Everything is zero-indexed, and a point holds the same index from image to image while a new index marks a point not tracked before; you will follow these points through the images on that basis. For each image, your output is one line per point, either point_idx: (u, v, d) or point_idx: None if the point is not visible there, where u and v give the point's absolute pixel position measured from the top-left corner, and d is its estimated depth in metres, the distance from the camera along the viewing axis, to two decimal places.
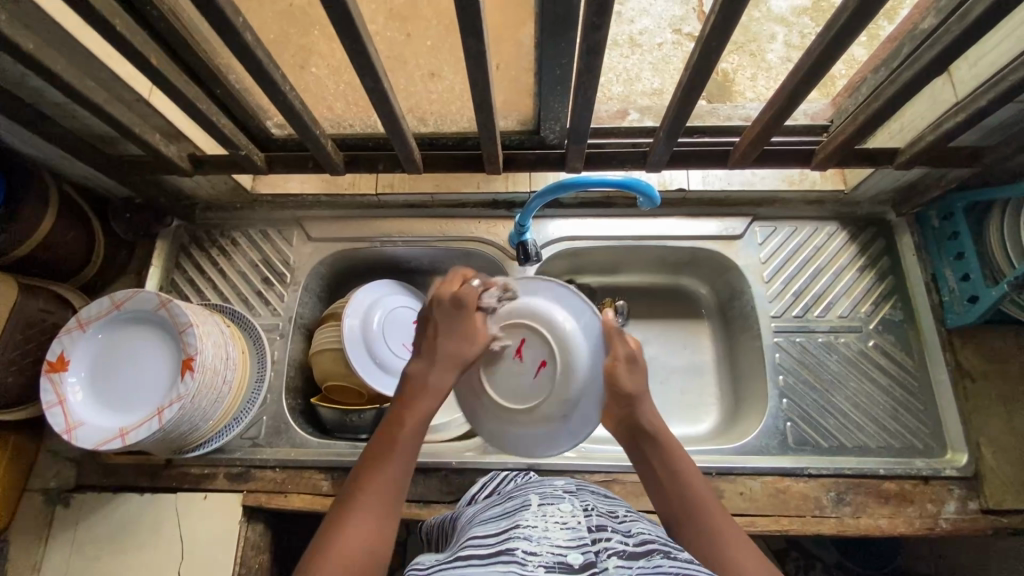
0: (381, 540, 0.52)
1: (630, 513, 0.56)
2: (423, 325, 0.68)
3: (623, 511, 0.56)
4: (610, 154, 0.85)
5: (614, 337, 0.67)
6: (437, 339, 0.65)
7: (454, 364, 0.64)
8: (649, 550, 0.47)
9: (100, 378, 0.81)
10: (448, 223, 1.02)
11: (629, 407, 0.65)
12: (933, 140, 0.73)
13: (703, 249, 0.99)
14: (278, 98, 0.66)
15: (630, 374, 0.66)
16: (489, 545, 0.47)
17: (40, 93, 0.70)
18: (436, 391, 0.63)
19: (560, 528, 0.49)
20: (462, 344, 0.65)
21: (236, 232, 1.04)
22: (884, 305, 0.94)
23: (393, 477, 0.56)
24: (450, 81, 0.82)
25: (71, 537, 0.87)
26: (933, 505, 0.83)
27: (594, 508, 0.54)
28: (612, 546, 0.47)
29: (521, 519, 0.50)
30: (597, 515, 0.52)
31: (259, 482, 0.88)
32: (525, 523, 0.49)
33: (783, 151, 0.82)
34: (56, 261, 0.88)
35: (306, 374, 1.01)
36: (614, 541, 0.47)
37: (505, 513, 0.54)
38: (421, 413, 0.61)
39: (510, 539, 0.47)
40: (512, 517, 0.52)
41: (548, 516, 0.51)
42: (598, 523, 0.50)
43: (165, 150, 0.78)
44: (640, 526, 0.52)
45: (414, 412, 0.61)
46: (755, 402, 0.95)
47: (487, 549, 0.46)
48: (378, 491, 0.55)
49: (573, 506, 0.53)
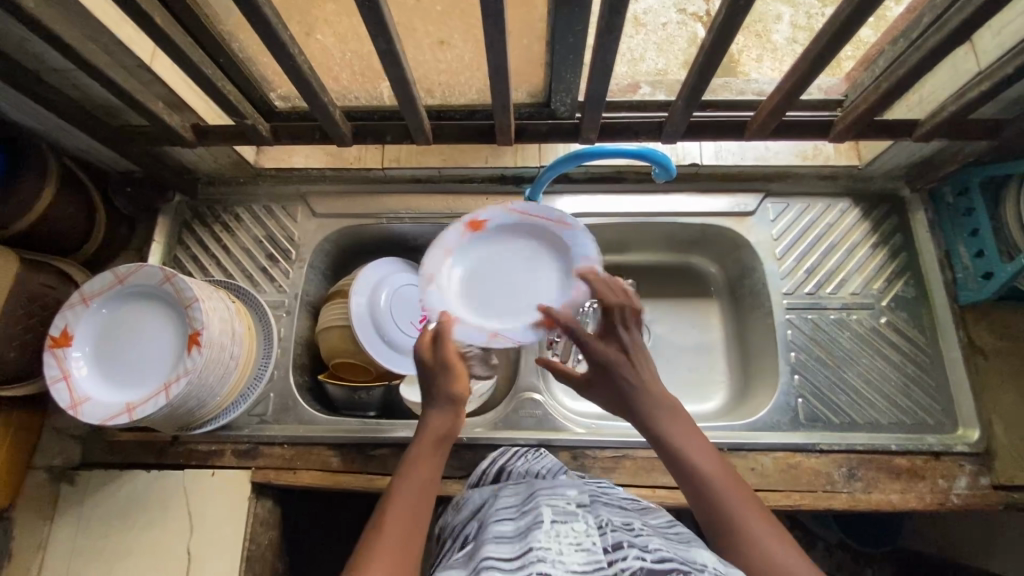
0: None
1: (647, 522, 0.56)
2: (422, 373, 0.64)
3: (638, 523, 0.56)
4: (623, 126, 0.83)
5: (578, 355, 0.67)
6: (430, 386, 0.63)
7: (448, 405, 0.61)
8: (668, 569, 0.47)
9: (104, 354, 0.80)
10: (454, 201, 1.01)
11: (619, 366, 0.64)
12: (955, 111, 0.72)
13: (714, 226, 0.98)
14: (286, 63, 0.64)
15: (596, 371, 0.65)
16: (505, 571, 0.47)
17: (39, 58, 0.68)
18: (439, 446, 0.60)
19: (575, 549, 0.50)
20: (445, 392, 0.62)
21: (239, 207, 1.02)
22: (897, 282, 0.93)
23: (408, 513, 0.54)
24: (459, 50, 0.80)
25: (76, 515, 0.86)
26: (944, 480, 0.83)
27: (609, 522, 0.54)
28: (629, 566, 0.47)
29: (535, 539, 0.51)
30: (613, 531, 0.52)
31: (268, 459, 0.88)
32: (538, 544, 0.50)
33: (799, 123, 0.80)
34: (56, 235, 0.86)
35: (313, 352, 1.00)
36: (632, 558, 0.47)
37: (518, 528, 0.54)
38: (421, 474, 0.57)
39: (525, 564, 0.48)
40: (525, 533, 0.52)
41: (562, 537, 0.51)
42: (614, 541, 0.50)
43: (168, 119, 0.76)
44: (658, 539, 0.52)
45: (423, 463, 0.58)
46: (765, 379, 0.95)
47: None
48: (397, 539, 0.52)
49: (587, 523, 0.52)
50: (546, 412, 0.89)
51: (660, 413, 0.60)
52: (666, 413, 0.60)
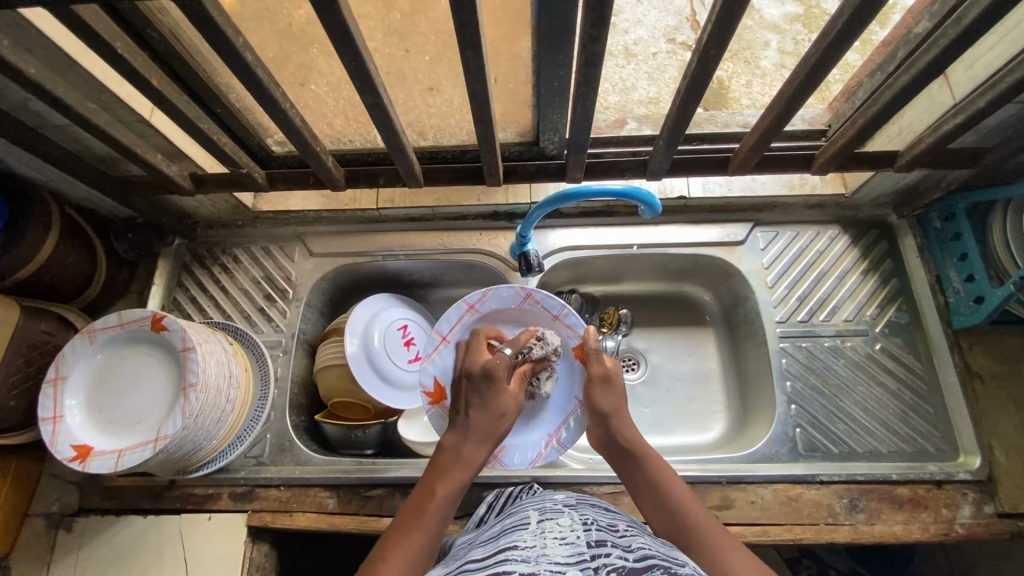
0: None
1: (631, 526, 0.57)
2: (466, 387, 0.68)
3: (624, 525, 0.57)
4: (608, 164, 0.85)
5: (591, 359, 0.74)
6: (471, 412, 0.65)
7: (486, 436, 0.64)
8: (650, 565, 0.46)
9: (97, 421, 0.79)
10: (450, 236, 1.02)
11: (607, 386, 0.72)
12: (932, 142, 0.73)
13: (705, 256, 0.99)
14: (279, 118, 0.67)
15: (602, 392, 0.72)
16: (484, 565, 0.47)
17: (41, 116, 0.71)
18: (472, 461, 0.63)
19: (559, 544, 0.49)
20: (493, 417, 0.65)
21: (237, 249, 1.04)
22: (890, 308, 0.94)
23: (438, 516, 0.58)
24: (449, 95, 0.83)
25: (73, 563, 0.85)
26: (948, 510, 0.82)
27: (594, 521, 0.54)
28: (611, 561, 0.46)
29: (519, 539, 0.51)
30: (597, 530, 0.52)
31: (264, 501, 0.87)
32: (522, 543, 0.50)
33: (782, 156, 0.82)
34: (57, 283, 0.88)
35: (309, 391, 1.01)
36: (614, 556, 0.47)
37: (505, 530, 0.55)
38: (455, 480, 0.61)
39: (505, 558, 0.48)
40: (510, 536, 0.52)
41: (546, 534, 0.51)
42: (597, 538, 0.50)
43: (166, 170, 0.78)
44: (641, 540, 0.52)
45: (442, 483, 0.60)
46: (763, 409, 0.94)
47: (482, 568, 0.47)
48: (424, 532, 0.56)
49: (572, 522, 0.54)
50: None
51: (624, 419, 0.70)
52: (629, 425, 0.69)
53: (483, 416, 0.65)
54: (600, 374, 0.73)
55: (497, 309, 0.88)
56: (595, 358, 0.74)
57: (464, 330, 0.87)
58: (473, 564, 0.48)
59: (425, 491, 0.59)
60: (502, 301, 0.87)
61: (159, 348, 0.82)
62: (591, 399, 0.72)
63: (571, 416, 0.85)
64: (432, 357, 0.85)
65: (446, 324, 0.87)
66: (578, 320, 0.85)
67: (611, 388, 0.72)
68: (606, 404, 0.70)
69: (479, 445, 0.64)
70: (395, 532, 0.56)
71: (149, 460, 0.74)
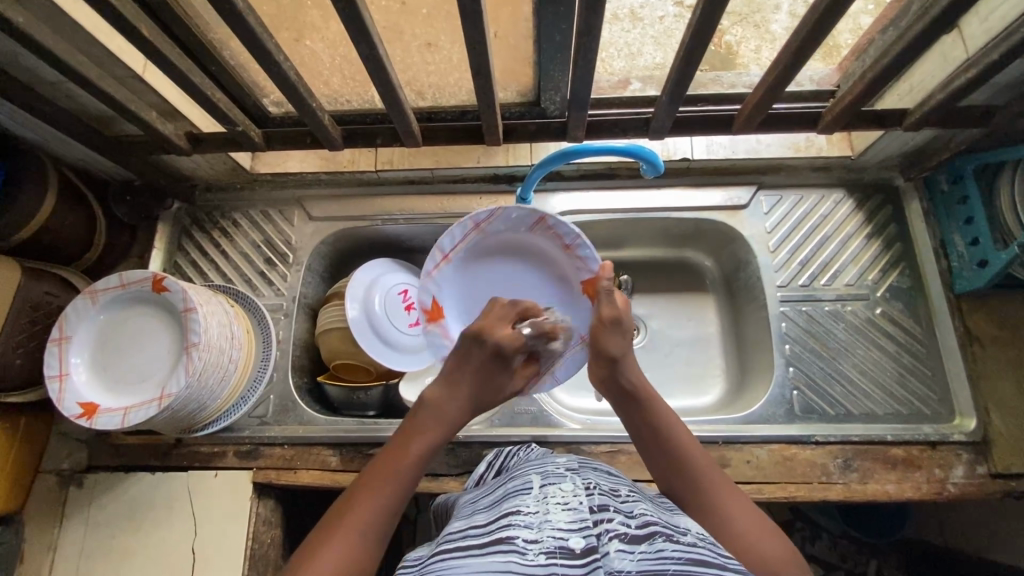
0: (366, 556, 0.50)
1: (634, 490, 0.55)
2: (471, 350, 0.65)
3: (626, 488, 0.55)
4: (610, 122, 0.84)
5: (603, 299, 0.70)
6: (461, 377, 0.64)
7: (471, 407, 0.64)
8: (652, 533, 0.45)
9: (102, 380, 0.80)
10: (448, 200, 1.02)
11: (618, 330, 0.69)
12: (942, 99, 0.71)
13: (707, 220, 0.98)
14: (272, 71, 0.65)
15: (612, 336, 0.68)
16: (482, 534, 0.46)
17: (33, 72, 0.70)
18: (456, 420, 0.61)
19: (562, 508, 0.48)
20: (491, 392, 0.65)
21: (236, 212, 1.03)
22: (892, 272, 0.93)
23: (409, 473, 0.56)
24: (447, 51, 0.80)
25: (84, 516, 0.88)
26: (940, 470, 0.83)
27: (597, 484, 0.52)
28: (613, 528, 0.45)
29: (521, 504, 0.49)
30: (600, 493, 0.50)
31: (269, 459, 0.89)
32: (524, 508, 0.48)
33: (787, 115, 0.80)
34: (57, 244, 0.88)
35: (312, 354, 1.02)
36: (616, 522, 0.46)
37: (504, 495, 0.53)
38: (434, 438, 0.59)
39: (508, 523, 0.47)
40: (511, 500, 0.51)
41: (549, 498, 0.50)
42: (600, 502, 0.49)
43: (161, 129, 0.77)
44: (644, 506, 0.51)
45: (421, 437, 0.59)
46: (761, 371, 0.95)
47: (482, 538, 0.46)
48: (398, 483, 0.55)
49: (574, 484, 0.51)
50: (540, 408, 0.90)
51: (632, 364, 0.68)
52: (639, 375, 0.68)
53: (490, 393, 0.65)
54: (610, 316, 0.70)
55: (506, 230, 0.84)
56: (606, 298, 0.70)
57: (468, 248, 0.85)
58: (473, 531, 0.48)
59: (396, 452, 0.57)
60: (511, 223, 0.83)
61: (154, 311, 0.82)
62: (602, 341, 0.68)
63: (567, 352, 0.82)
64: (432, 276, 0.84)
65: (448, 241, 0.83)
66: (592, 252, 0.80)
67: (623, 330, 0.69)
68: (614, 347, 0.68)
69: (464, 408, 0.63)
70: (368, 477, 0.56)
71: (155, 417, 0.76)
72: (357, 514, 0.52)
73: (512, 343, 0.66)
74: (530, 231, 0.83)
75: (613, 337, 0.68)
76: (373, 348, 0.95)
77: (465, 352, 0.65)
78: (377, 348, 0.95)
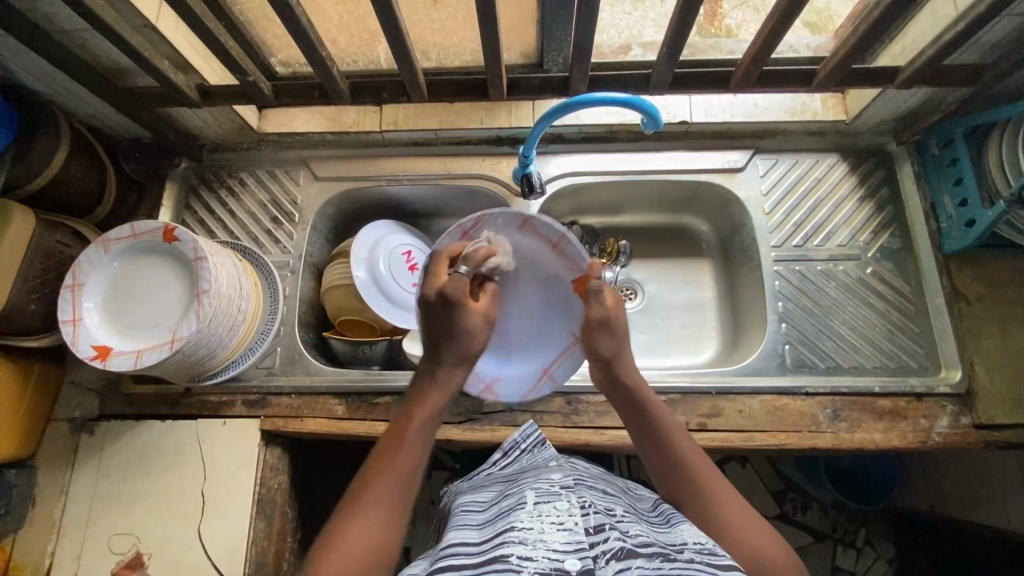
0: (393, 524, 0.55)
1: (628, 511, 0.58)
2: (423, 307, 0.66)
3: (620, 509, 0.57)
4: (611, 78, 0.85)
5: (592, 300, 0.70)
6: (438, 338, 0.65)
7: (460, 359, 0.65)
8: (647, 550, 0.48)
9: (115, 325, 0.82)
10: (452, 161, 1.04)
11: (606, 329, 0.69)
12: (931, 55, 0.74)
13: (705, 183, 1.01)
14: (285, 15, 0.67)
15: (602, 338, 0.69)
16: (480, 552, 0.48)
17: (49, 18, 0.71)
18: (450, 383, 0.65)
19: (557, 530, 0.50)
20: (467, 340, 0.65)
21: (243, 172, 1.05)
22: (883, 234, 0.96)
23: (417, 444, 0.60)
24: (453, 8, 0.82)
25: (96, 462, 0.90)
26: (926, 420, 0.86)
27: (592, 505, 0.55)
28: (610, 546, 0.48)
29: (517, 520, 0.52)
30: (595, 513, 0.53)
31: (276, 408, 0.91)
32: (520, 524, 0.51)
33: (784, 72, 0.83)
34: (68, 197, 0.89)
35: (317, 311, 1.04)
36: (613, 540, 0.49)
37: (500, 515, 0.55)
38: (436, 406, 0.63)
39: (504, 542, 0.49)
40: (508, 518, 0.53)
41: (544, 517, 0.52)
42: (596, 522, 0.51)
43: (174, 79, 0.79)
44: (638, 527, 0.53)
45: (420, 409, 0.63)
46: (756, 329, 0.97)
47: (479, 556, 0.48)
48: (410, 456, 0.59)
49: (570, 504, 0.54)
50: None
51: (627, 364, 0.70)
52: (632, 372, 0.69)
53: (453, 343, 0.65)
54: (601, 316, 0.70)
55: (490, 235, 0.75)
56: (595, 298, 0.70)
57: None
58: (471, 549, 0.49)
59: (405, 418, 0.62)
60: (497, 226, 0.75)
61: (168, 274, 0.85)
62: (591, 342, 0.70)
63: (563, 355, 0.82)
64: None
65: None
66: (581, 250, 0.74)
67: (613, 330, 0.70)
68: (607, 349, 0.69)
69: (454, 367, 0.65)
70: (379, 453, 0.60)
71: (167, 360, 0.78)
72: (380, 489, 0.57)
73: (456, 285, 0.64)
74: (517, 233, 0.76)
75: (602, 338, 0.70)
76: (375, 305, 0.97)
77: (432, 312, 0.65)
78: (378, 306, 0.97)
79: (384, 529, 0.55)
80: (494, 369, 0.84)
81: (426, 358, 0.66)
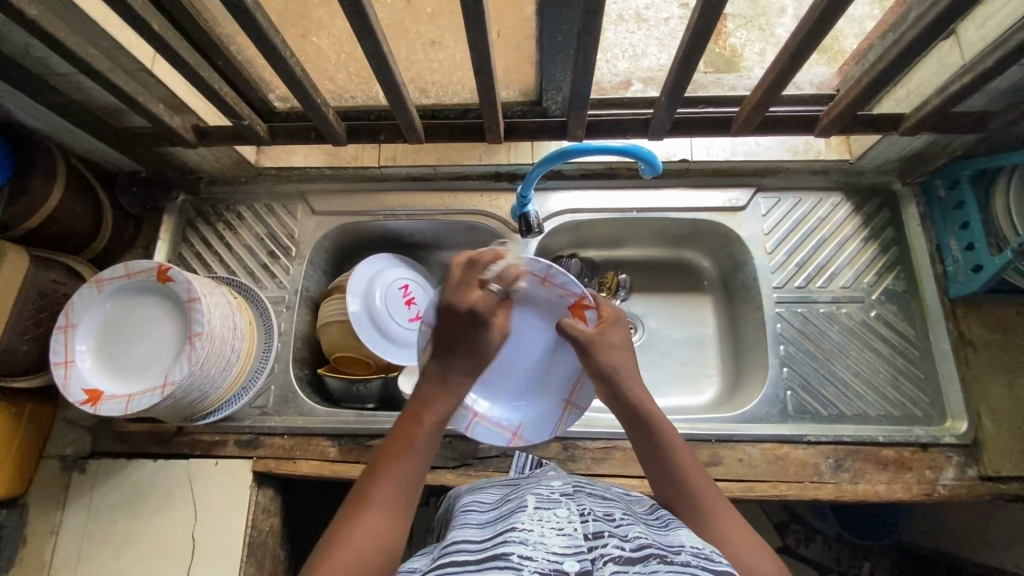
0: (394, 532, 0.53)
1: (627, 514, 0.55)
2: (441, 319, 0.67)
3: (620, 513, 0.55)
4: (610, 123, 0.84)
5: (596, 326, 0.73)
6: (457, 350, 0.66)
7: (470, 370, 0.66)
8: (646, 555, 0.45)
9: (107, 368, 0.81)
10: (450, 197, 1.03)
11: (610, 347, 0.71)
12: (937, 105, 0.72)
13: (706, 221, 0.99)
14: (278, 66, 0.66)
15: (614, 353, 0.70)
16: (477, 550, 0.47)
17: (44, 63, 0.71)
18: (459, 391, 0.64)
19: (556, 533, 0.48)
20: (482, 353, 0.67)
21: (240, 206, 1.05)
22: (887, 276, 0.94)
23: (422, 445, 0.59)
24: (451, 50, 0.82)
25: (86, 501, 0.89)
26: (931, 471, 0.84)
27: (592, 511, 0.53)
28: (608, 551, 0.46)
29: (518, 522, 0.50)
30: (594, 520, 0.51)
31: (269, 449, 0.90)
32: (520, 526, 0.49)
33: (786, 117, 0.81)
34: (65, 234, 0.89)
35: (313, 346, 1.03)
36: (611, 546, 0.47)
37: (501, 516, 0.54)
38: (443, 409, 0.62)
39: (505, 542, 0.47)
40: (509, 520, 0.52)
41: (545, 521, 0.50)
42: (595, 529, 0.49)
43: (169, 122, 0.79)
44: (638, 528, 0.51)
45: (428, 412, 0.61)
46: (757, 372, 0.95)
47: (478, 552, 0.46)
48: (414, 462, 0.57)
49: (569, 511, 0.53)
50: None
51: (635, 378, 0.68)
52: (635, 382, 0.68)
53: (468, 355, 0.66)
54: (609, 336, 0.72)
55: None
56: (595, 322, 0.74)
57: None
58: (472, 546, 0.48)
59: (413, 418, 0.60)
60: None
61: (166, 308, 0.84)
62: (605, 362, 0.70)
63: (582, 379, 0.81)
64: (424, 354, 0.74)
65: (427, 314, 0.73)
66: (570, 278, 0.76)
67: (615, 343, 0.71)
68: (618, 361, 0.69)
69: (463, 377, 0.66)
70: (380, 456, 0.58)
71: (158, 405, 0.77)
72: (380, 493, 0.54)
73: (484, 304, 0.67)
74: None
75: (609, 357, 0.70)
76: (370, 341, 0.96)
77: (456, 324, 0.66)
78: (372, 342, 0.97)
79: (383, 537, 0.52)
80: (517, 416, 0.83)
81: (434, 364, 0.66)
